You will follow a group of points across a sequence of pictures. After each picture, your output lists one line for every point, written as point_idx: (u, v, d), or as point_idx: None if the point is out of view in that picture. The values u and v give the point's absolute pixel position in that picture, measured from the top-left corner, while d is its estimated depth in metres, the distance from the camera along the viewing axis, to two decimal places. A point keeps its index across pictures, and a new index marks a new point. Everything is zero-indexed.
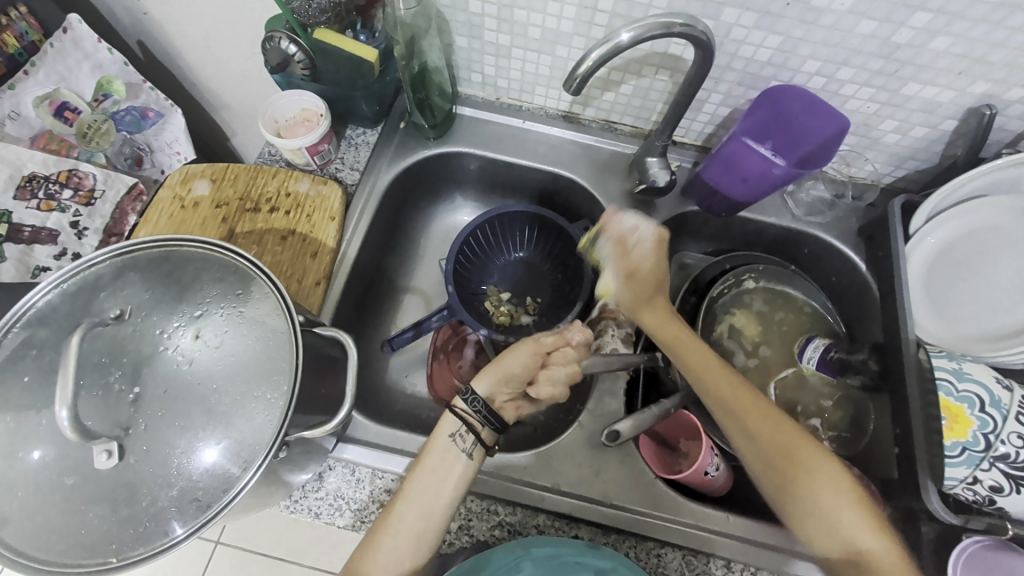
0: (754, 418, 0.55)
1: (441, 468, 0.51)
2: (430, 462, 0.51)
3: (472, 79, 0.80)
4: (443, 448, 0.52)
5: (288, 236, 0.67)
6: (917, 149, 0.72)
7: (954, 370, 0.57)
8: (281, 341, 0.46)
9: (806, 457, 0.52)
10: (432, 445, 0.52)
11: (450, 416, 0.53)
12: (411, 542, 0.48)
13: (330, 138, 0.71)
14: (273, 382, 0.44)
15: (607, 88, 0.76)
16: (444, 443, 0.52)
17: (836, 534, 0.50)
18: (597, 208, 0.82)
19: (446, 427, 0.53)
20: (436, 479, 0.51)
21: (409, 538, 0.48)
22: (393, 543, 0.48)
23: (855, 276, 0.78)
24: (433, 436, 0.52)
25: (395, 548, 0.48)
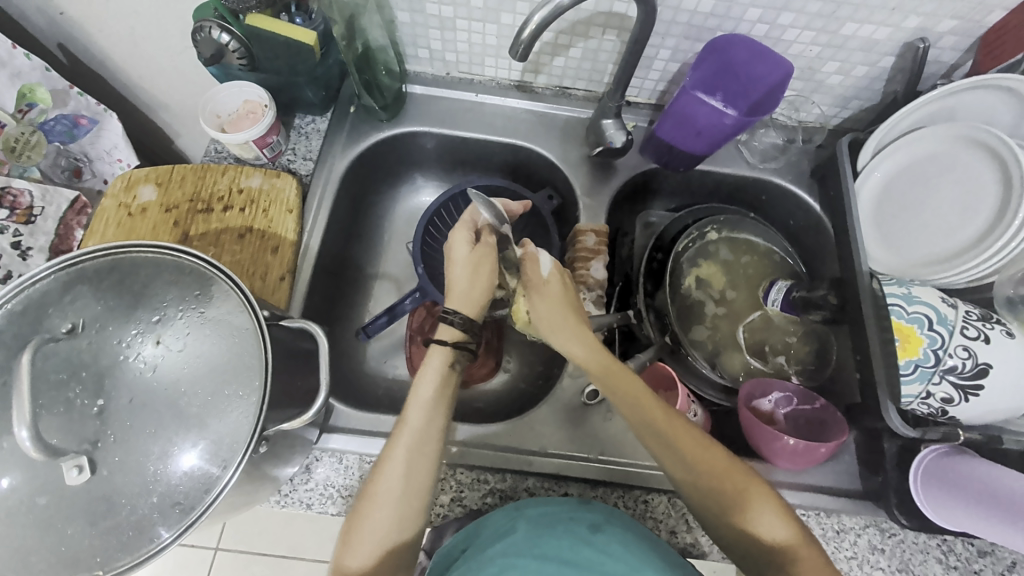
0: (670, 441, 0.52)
1: (427, 399, 0.53)
2: (425, 391, 0.53)
3: (419, 55, 0.78)
4: (435, 378, 0.54)
5: (246, 233, 0.65)
6: (859, 88, 0.74)
7: (904, 295, 0.61)
8: (247, 338, 0.45)
9: (723, 470, 0.51)
10: (422, 377, 0.54)
11: (437, 350, 0.56)
12: (415, 469, 0.50)
13: (278, 129, 0.69)
14: (244, 379, 0.44)
15: (556, 53, 0.75)
16: (438, 372, 0.55)
17: (750, 541, 0.49)
18: (558, 175, 0.82)
19: (436, 359, 0.55)
20: (428, 408, 0.52)
21: (414, 462, 0.50)
22: (399, 472, 0.49)
23: (811, 217, 0.81)
24: (424, 367, 0.55)
25: (400, 477, 0.49)
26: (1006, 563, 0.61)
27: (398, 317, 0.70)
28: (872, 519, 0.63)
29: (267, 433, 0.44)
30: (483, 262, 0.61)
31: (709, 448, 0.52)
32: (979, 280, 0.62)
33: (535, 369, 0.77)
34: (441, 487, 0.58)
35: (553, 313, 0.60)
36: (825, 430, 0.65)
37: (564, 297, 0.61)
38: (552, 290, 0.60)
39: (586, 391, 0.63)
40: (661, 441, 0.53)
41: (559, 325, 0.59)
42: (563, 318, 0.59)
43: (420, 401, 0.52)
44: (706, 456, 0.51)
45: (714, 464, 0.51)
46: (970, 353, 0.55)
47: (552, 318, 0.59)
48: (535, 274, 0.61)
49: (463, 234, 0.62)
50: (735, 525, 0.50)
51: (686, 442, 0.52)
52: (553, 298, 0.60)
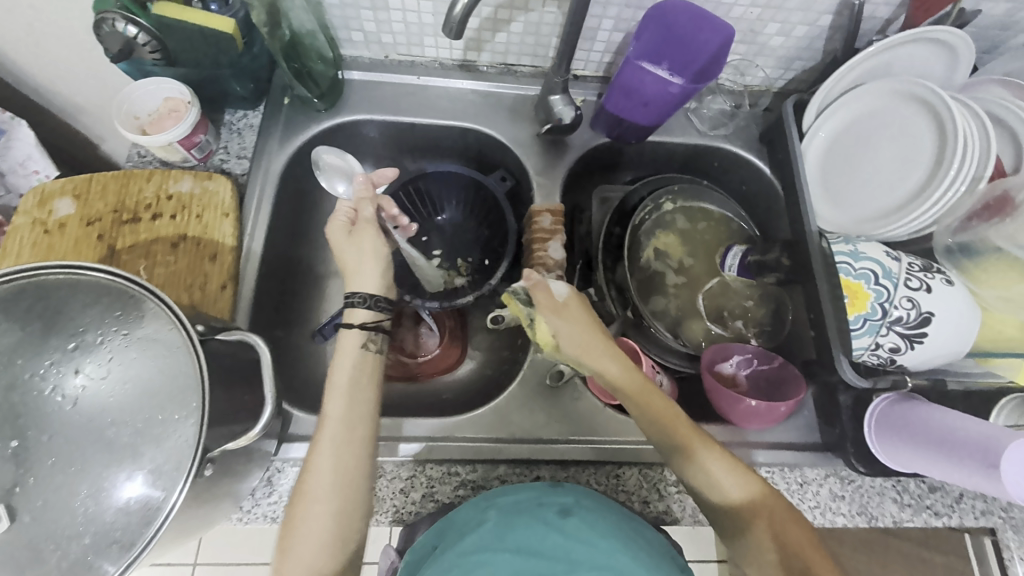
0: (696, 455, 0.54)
1: (343, 382, 0.52)
2: (343, 377, 0.53)
3: (353, 39, 0.74)
4: (351, 362, 0.54)
5: (180, 242, 0.61)
6: (800, 48, 0.75)
7: (851, 252, 0.62)
8: (179, 357, 0.41)
9: (740, 479, 0.54)
10: (339, 364, 0.54)
11: (350, 333, 0.55)
12: (347, 451, 0.49)
13: (205, 127, 0.65)
14: (176, 405, 0.41)
15: (497, 29, 0.73)
16: (355, 355, 0.54)
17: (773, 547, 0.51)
18: (510, 156, 0.80)
19: (351, 343, 0.55)
20: (348, 394, 0.51)
21: (344, 447, 0.49)
22: (331, 458, 0.48)
23: (762, 180, 0.82)
24: (341, 350, 0.54)
25: (330, 465, 0.48)
26: (955, 496, 0.65)
27: None
28: (833, 468, 0.66)
29: (211, 455, 0.41)
30: (363, 237, 0.59)
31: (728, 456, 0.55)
32: (919, 232, 0.64)
33: (501, 354, 0.76)
34: (411, 485, 0.57)
35: (581, 333, 0.56)
36: (785, 386, 0.67)
37: (585, 316, 0.58)
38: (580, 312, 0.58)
39: (549, 373, 0.63)
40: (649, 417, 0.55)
41: (591, 345, 0.56)
42: (595, 338, 0.57)
43: (337, 390, 0.52)
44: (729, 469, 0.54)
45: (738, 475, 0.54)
46: (916, 303, 0.57)
47: (581, 339, 0.56)
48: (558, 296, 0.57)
49: (340, 221, 0.60)
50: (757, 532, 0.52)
51: (681, 428, 0.54)
52: (581, 320, 0.57)
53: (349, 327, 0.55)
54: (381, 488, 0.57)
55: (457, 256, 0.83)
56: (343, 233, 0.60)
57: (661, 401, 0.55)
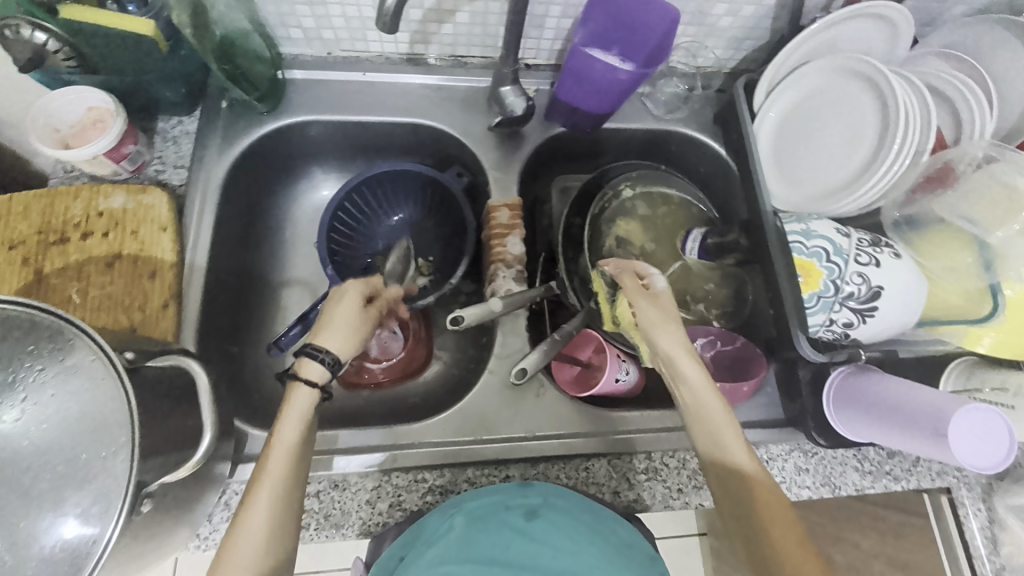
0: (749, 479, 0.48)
1: (290, 444, 0.47)
2: (290, 434, 0.47)
3: (292, 36, 0.71)
4: (300, 418, 0.49)
5: (115, 261, 0.58)
6: (749, 28, 0.74)
7: (804, 231, 0.63)
8: (107, 386, 0.37)
9: (778, 518, 0.46)
10: (287, 417, 0.48)
11: (304, 388, 0.49)
12: (279, 517, 0.44)
13: (134, 135, 0.62)
14: (98, 445, 0.36)
15: (442, 20, 0.70)
16: (304, 408, 0.49)
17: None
18: (465, 150, 0.78)
19: (299, 394, 0.49)
20: (293, 453, 0.47)
21: (281, 510, 0.44)
22: (264, 520, 0.43)
23: (718, 162, 0.82)
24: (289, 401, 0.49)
25: (263, 528, 0.43)
26: (912, 460, 0.68)
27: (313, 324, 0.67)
28: (796, 443, 0.67)
29: (148, 489, 0.37)
30: (366, 324, 0.56)
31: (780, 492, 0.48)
32: (868, 205, 0.65)
33: (466, 354, 0.75)
34: (378, 496, 0.56)
35: (666, 317, 0.55)
36: (747, 366, 0.68)
37: (673, 310, 0.56)
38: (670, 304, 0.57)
39: (513, 371, 0.61)
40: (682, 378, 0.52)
41: (676, 332, 0.54)
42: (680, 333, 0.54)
43: (283, 447, 0.46)
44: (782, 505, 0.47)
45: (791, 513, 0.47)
46: (864, 279, 0.58)
47: (662, 318, 0.55)
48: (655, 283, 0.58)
49: (358, 289, 0.57)
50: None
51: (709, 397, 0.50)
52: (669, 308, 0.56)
53: (303, 380, 0.49)
54: (347, 501, 0.56)
55: (418, 256, 0.81)
56: (358, 302, 0.56)
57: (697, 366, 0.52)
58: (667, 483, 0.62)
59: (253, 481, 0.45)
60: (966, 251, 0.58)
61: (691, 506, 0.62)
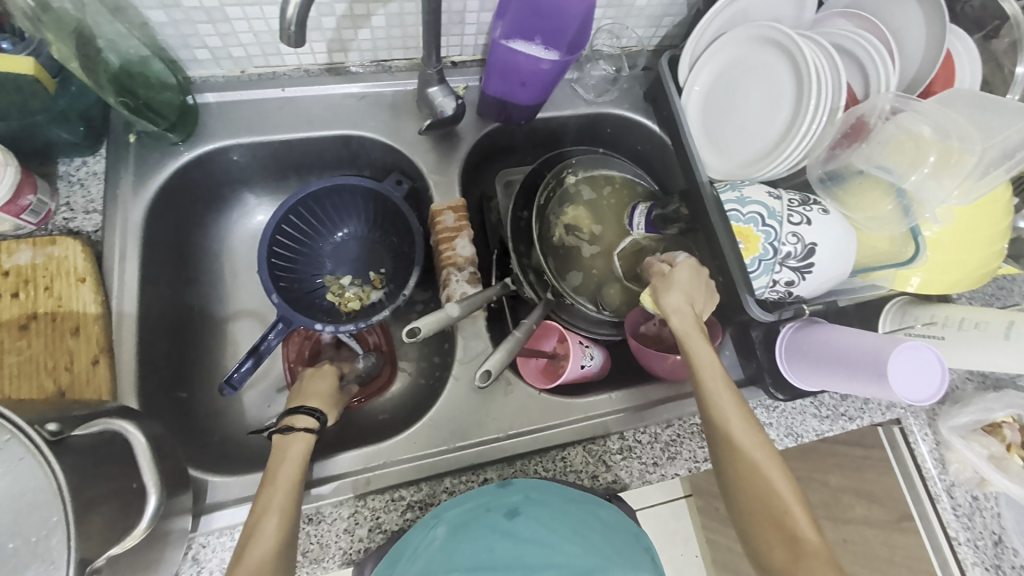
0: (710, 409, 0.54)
1: (294, 481, 0.50)
2: (294, 471, 0.51)
3: (198, 57, 0.67)
4: (300, 462, 0.52)
5: (30, 322, 0.54)
6: (665, 5, 0.76)
7: (739, 199, 0.65)
8: (23, 468, 0.33)
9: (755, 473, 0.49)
10: (286, 459, 0.52)
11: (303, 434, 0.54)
12: (287, 543, 0.47)
13: (33, 185, 0.56)
14: (29, 527, 0.33)
15: (358, 25, 0.68)
16: (301, 454, 0.53)
17: (760, 504, 0.48)
18: (401, 156, 0.77)
19: (298, 443, 0.53)
20: (297, 489, 0.50)
21: (286, 543, 0.46)
22: (272, 540, 0.45)
23: (653, 139, 0.84)
24: (292, 443, 0.53)
25: (273, 546, 0.45)
26: (863, 398, 0.72)
27: (265, 356, 0.64)
28: (758, 400, 0.70)
29: (93, 566, 0.34)
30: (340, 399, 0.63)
31: (753, 421, 0.53)
32: (795, 166, 0.67)
33: (431, 362, 0.74)
34: (356, 521, 0.55)
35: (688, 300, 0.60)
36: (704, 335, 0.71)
37: (698, 290, 0.61)
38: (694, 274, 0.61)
39: (477, 375, 0.60)
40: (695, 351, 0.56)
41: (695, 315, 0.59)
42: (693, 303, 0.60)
43: (288, 480, 0.50)
44: (749, 444, 0.51)
45: (751, 434, 0.51)
46: (801, 237, 0.61)
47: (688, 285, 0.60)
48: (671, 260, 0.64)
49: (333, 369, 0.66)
50: (746, 493, 0.49)
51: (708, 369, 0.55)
52: (694, 283, 0.61)
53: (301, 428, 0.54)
54: (324, 533, 0.54)
55: (369, 270, 0.79)
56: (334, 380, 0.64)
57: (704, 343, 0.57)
58: (642, 459, 0.63)
59: (257, 513, 0.47)
60: (886, 199, 0.62)
61: (667, 477, 0.63)
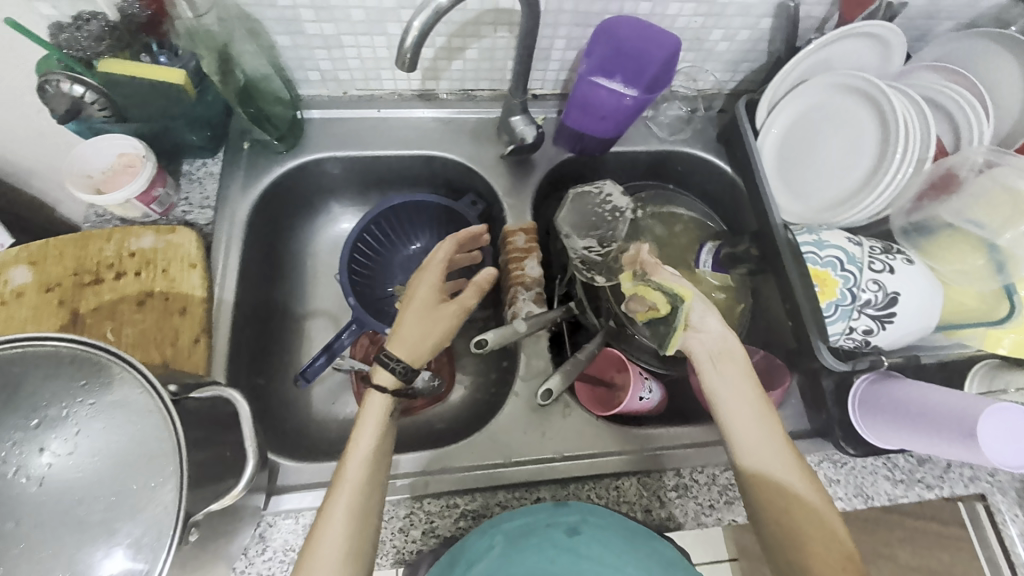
0: (752, 442, 0.54)
1: (368, 453, 0.51)
2: (367, 442, 0.52)
3: (310, 78, 0.74)
4: (375, 427, 0.53)
5: (146, 299, 0.60)
6: (745, 51, 0.78)
7: (816, 242, 0.64)
8: (152, 421, 0.38)
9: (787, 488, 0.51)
10: (363, 426, 0.53)
11: (376, 396, 0.54)
12: (359, 521, 0.48)
13: (163, 178, 0.64)
14: (151, 474, 0.37)
15: (452, 57, 0.74)
16: (377, 419, 0.53)
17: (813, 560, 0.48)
18: (478, 178, 0.81)
19: (375, 408, 0.54)
20: (371, 460, 0.51)
21: (358, 520, 0.48)
22: (343, 523, 0.47)
23: (724, 179, 0.84)
24: (367, 412, 0.54)
25: (342, 534, 0.46)
26: (944, 466, 0.67)
27: (338, 354, 0.68)
28: (825, 453, 0.67)
29: (194, 520, 0.38)
30: (441, 317, 0.59)
31: (802, 462, 0.53)
32: (877, 215, 0.66)
33: (488, 377, 0.76)
34: (411, 523, 0.56)
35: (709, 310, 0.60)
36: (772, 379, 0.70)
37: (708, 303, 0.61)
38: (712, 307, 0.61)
39: (538, 393, 0.62)
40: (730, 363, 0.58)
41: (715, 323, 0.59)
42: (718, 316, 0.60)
43: (361, 454, 0.51)
44: (781, 459, 0.53)
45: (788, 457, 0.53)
46: (881, 285, 0.60)
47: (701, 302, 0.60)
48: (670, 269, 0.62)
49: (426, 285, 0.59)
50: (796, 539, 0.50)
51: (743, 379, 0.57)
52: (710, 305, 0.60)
53: (373, 389, 0.55)
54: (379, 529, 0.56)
55: None
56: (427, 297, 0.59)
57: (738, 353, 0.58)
58: (698, 499, 0.61)
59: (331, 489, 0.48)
60: (977, 253, 0.59)
61: (724, 523, 0.61)
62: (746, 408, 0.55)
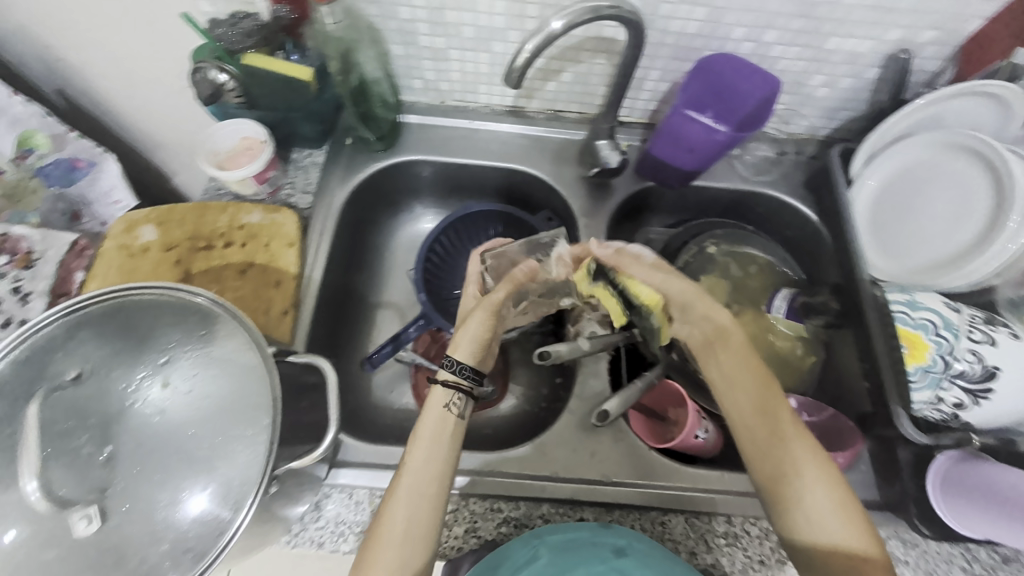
0: (756, 428, 0.56)
1: (428, 446, 0.54)
2: (426, 433, 0.54)
3: (413, 86, 0.80)
4: (435, 420, 0.55)
5: (248, 269, 0.65)
6: (846, 99, 0.76)
7: (908, 302, 0.61)
8: (253, 375, 0.45)
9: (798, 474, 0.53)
10: (424, 416, 0.56)
11: (439, 391, 0.57)
12: (418, 509, 0.51)
13: (276, 163, 0.70)
14: (249, 422, 0.43)
15: (548, 78, 0.77)
16: (438, 411, 0.56)
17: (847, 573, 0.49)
18: (556, 196, 0.83)
19: (437, 400, 0.57)
20: (430, 452, 0.53)
21: (418, 509, 0.51)
22: (405, 510, 0.50)
23: (808, 227, 0.81)
24: (426, 408, 0.56)
25: (403, 517, 0.50)
26: None
27: (403, 345, 0.70)
28: (896, 531, 0.62)
29: (278, 474, 0.43)
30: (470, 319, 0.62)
31: (816, 450, 0.53)
32: (978, 285, 0.62)
33: (541, 392, 0.76)
34: (455, 519, 0.58)
35: (686, 288, 0.62)
36: (837, 439, 0.65)
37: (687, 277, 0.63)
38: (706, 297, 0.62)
39: (594, 413, 0.62)
40: (729, 352, 0.60)
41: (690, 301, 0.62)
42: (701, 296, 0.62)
43: (421, 445, 0.54)
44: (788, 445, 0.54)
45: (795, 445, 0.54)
46: (980, 356, 0.56)
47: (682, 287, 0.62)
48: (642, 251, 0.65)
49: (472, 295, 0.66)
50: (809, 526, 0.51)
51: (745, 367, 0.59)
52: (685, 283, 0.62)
53: (437, 384, 0.58)
54: None
55: None
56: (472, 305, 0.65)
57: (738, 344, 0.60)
58: (748, 552, 0.58)
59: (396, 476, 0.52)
60: None
61: None
62: (746, 396, 0.57)
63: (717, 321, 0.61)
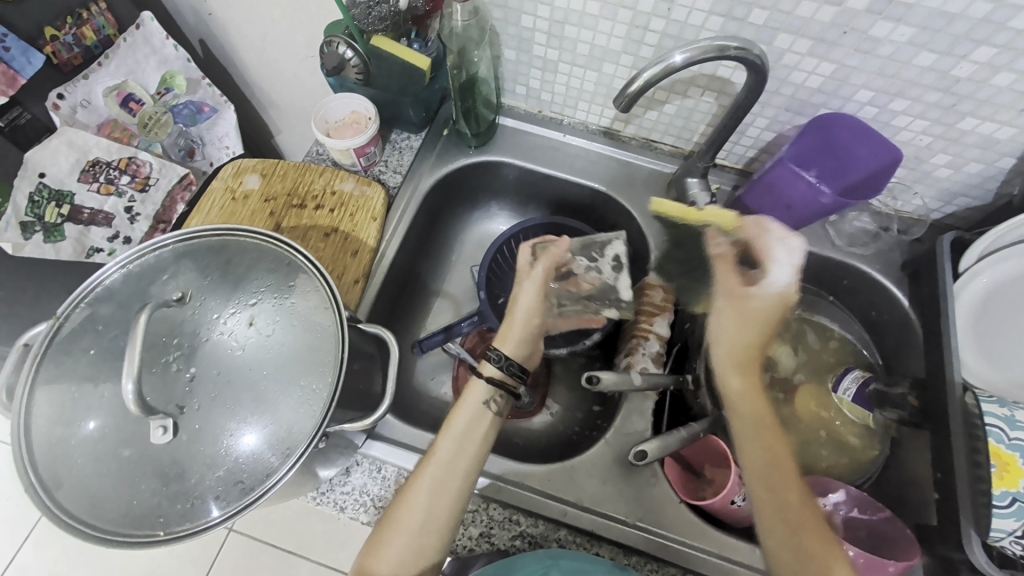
0: (763, 468, 0.51)
1: (456, 439, 0.54)
2: (458, 426, 0.55)
3: (516, 91, 0.82)
4: (470, 413, 0.55)
5: (331, 233, 0.69)
6: (969, 185, 0.70)
7: (1006, 418, 0.55)
8: (329, 335, 0.47)
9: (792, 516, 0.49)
10: (460, 407, 0.56)
11: (481, 385, 0.57)
12: (437, 500, 0.51)
13: (377, 141, 0.73)
14: (319, 375, 0.46)
15: (650, 107, 0.76)
16: (475, 407, 0.56)
17: None
18: (632, 224, 0.82)
19: (477, 394, 0.57)
20: (458, 445, 0.54)
21: (438, 498, 0.51)
22: (425, 496, 0.51)
23: (896, 311, 0.75)
24: (465, 400, 0.56)
25: (423, 502, 0.51)
26: None
27: (453, 337, 0.70)
28: None
29: (328, 433, 0.45)
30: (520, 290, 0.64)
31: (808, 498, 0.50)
32: None
33: (578, 416, 0.75)
34: (473, 519, 0.58)
35: (737, 326, 0.58)
36: (893, 547, 0.58)
37: (746, 310, 0.58)
38: (744, 359, 0.57)
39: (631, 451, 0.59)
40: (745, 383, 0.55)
41: (740, 328, 0.58)
42: (745, 329, 0.58)
43: (452, 435, 0.54)
44: (788, 487, 0.50)
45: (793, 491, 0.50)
46: None
47: (737, 326, 0.58)
48: (753, 288, 0.58)
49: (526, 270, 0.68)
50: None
51: (756, 402, 0.54)
52: (740, 316, 0.58)
53: (479, 378, 0.57)
54: None
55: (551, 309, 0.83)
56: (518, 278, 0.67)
57: (751, 378, 0.56)
58: None
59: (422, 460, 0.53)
60: None
61: None
62: (756, 430, 0.53)
63: (740, 351, 0.57)
